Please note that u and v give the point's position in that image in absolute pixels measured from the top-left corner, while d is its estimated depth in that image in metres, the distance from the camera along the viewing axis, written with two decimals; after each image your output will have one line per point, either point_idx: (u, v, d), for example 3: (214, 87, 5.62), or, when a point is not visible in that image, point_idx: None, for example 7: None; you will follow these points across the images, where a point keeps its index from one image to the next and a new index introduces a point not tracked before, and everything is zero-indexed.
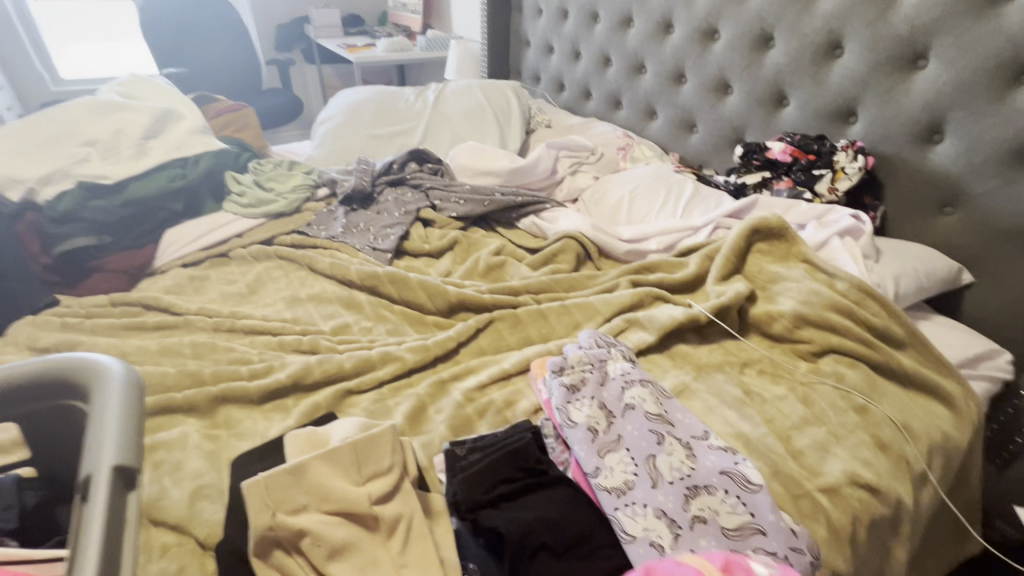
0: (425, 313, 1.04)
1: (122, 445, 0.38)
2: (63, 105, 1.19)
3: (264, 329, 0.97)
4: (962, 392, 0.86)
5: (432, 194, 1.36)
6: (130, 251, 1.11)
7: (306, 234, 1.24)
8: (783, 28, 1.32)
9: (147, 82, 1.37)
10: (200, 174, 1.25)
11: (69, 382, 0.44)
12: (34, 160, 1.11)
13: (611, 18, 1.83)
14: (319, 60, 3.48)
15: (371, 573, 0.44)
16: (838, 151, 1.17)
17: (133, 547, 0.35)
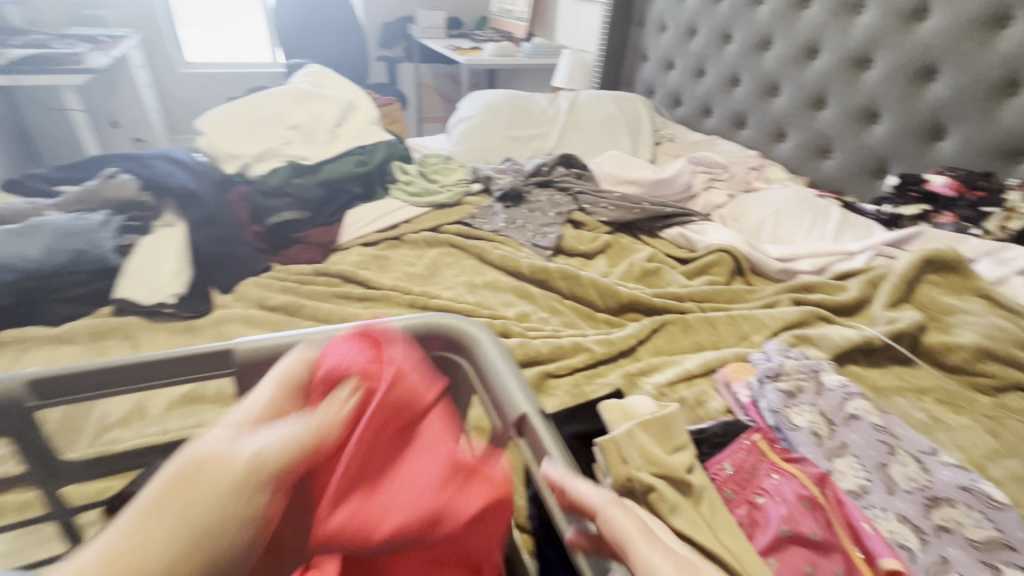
0: (595, 310, 1.10)
1: (529, 394, 0.45)
2: (271, 92, 1.32)
3: (454, 309, 1.05)
4: None
5: (581, 198, 1.42)
6: (324, 226, 1.22)
7: (470, 225, 1.33)
8: (953, 62, 1.32)
9: (330, 74, 1.49)
10: (377, 162, 1.36)
11: (447, 336, 0.51)
12: (249, 139, 1.24)
13: (748, 39, 1.85)
14: (420, 59, 3.62)
15: (699, 530, 0.49)
16: (1011, 191, 1.18)
17: None
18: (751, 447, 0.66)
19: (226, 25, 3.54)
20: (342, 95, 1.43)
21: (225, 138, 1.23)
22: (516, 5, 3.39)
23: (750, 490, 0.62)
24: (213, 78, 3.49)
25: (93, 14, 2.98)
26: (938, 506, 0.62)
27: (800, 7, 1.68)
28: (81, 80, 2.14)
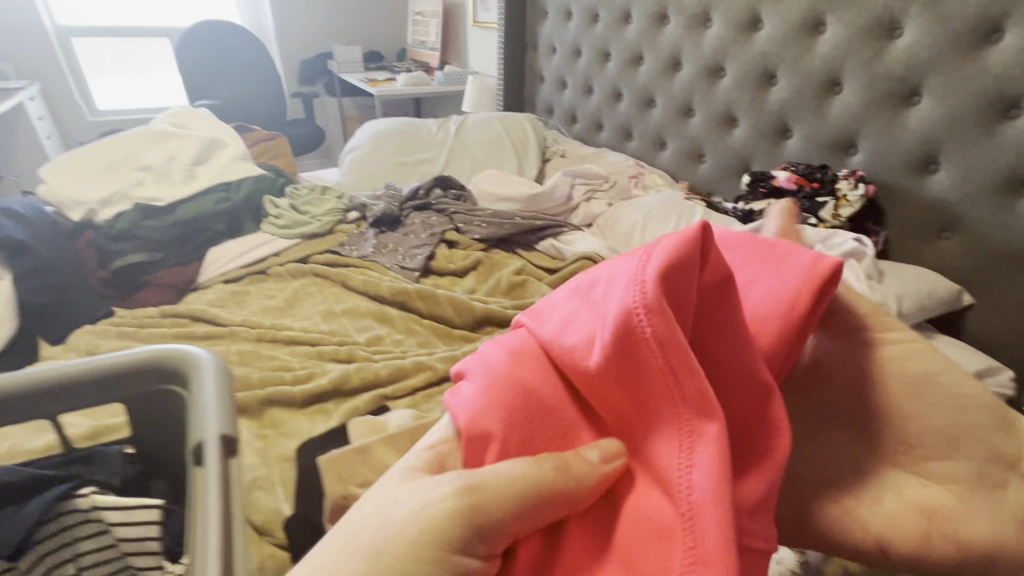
0: (453, 328, 1.10)
1: (222, 420, 0.45)
2: (124, 135, 1.30)
3: (302, 339, 1.03)
4: None
5: (456, 217, 1.44)
6: (178, 266, 1.20)
7: (339, 254, 1.32)
8: (786, 66, 1.42)
9: (196, 114, 1.48)
10: (242, 198, 1.35)
11: (170, 369, 0.50)
12: (96, 184, 1.21)
13: (623, 56, 1.94)
14: (341, 94, 3.64)
15: None
16: (840, 181, 1.26)
17: (241, 505, 0.42)
18: None
19: (138, 72, 3.49)
20: (206, 133, 1.41)
21: (71, 185, 1.20)
22: (428, 36, 3.46)
23: None
24: (125, 125, 3.42)
25: None
26: None
27: (661, 24, 1.78)
28: None
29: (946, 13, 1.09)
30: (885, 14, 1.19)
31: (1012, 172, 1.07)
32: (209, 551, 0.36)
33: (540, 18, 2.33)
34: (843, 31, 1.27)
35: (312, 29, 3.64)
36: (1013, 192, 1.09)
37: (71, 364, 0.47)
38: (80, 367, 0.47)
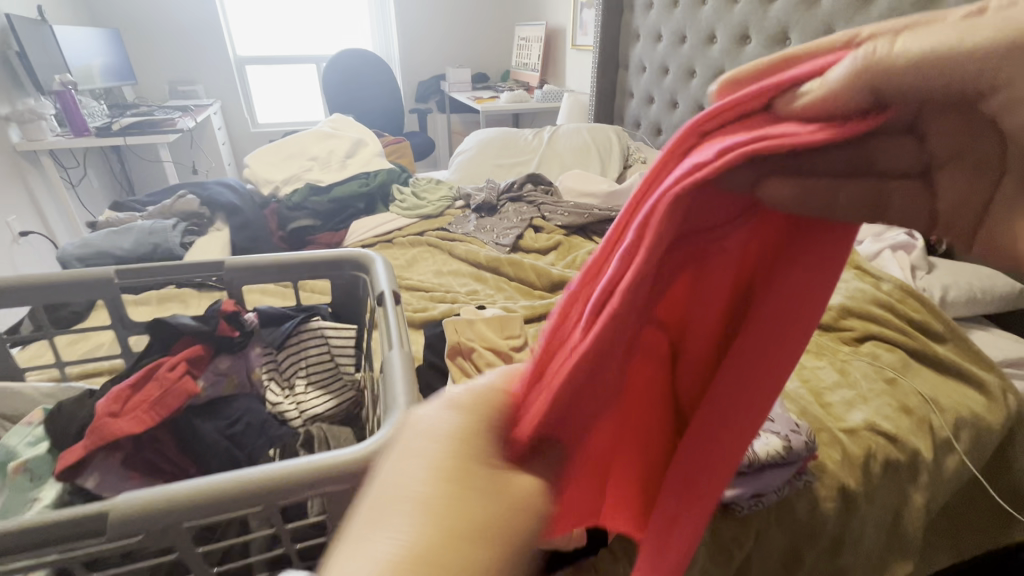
0: (534, 289, 1.36)
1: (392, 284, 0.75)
2: (300, 134, 1.74)
3: (419, 287, 1.35)
4: (998, 384, 1.00)
5: (543, 208, 1.70)
6: (331, 231, 1.58)
7: (447, 231, 1.64)
8: None
9: (347, 120, 1.91)
10: (377, 184, 1.72)
11: (359, 262, 0.82)
12: (281, 169, 1.65)
13: (706, 73, 2.11)
14: (450, 111, 4.12)
15: None
16: None
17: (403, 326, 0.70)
18: None
19: (290, 92, 4.23)
20: (355, 135, 1.83)
21: (265, 169, 1.65)
22: (530, 59, 3.82)
23: None
24: (277, 135, 4.16)
25: (187, 88, 3.74)
26: None
27: (743, 43, 1.93)
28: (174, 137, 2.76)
29: None
30: None
31: None
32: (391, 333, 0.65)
33: (632, 40, 2.56)
34: None
35: (431, 55, 4.18)
36: None
37: (310, 252, 0.80)
38: (313, 255, 0.80)
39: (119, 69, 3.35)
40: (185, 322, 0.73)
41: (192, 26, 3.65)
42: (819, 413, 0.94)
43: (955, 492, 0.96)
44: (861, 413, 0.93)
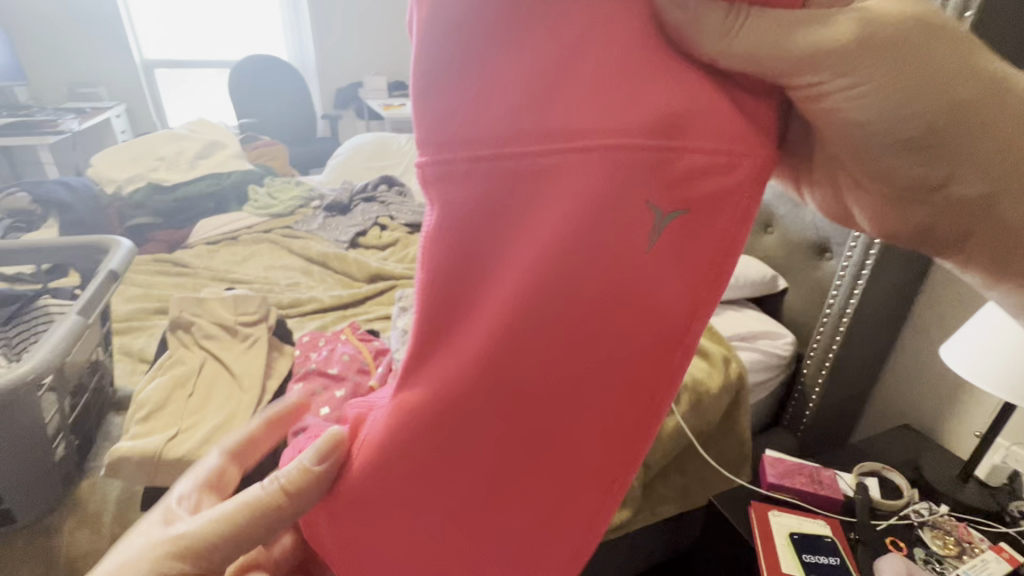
0: (356, 279, 1.45)
1: (120, 265, 0.83)
2: (150, 136, 1.82)
3: (242, 280, 1.40)
4: (718, 353, 1.15)
5: (391, 207, 1.78)
6: (172, 228, 1.62)
7: (294, 228, 1.69)
8: None
9: (208, 123, 1.97)
10: (229, 184, 1.77)
11: (98, 245, 0.89)
12: (128, 169, 1.71)
13: None
14: (368, 117, 4.15)
15: (226, 351, 0.82)
16: None
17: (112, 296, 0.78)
18: (340, 330, 1.00)
19: (204, 100, 4.20)
20: (212, 137, 1.90)
21: (109, 169, 1.70)
22: None
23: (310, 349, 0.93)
24: None
25: (88, 91, 3.68)
26: None
27: None
28: (55, 139, 2.70)
29: None
30: None
31: None
32: (86, 299, 0.72)
33: None
34: None
35: (347, 61, 4.21)
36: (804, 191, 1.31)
37: (49, 240, 0.87)
38: (54, 241, 0.87)
39: None
40: None
41: (92, 29, 3.59)
42: None
43: (675, 450, 1.10)
44: None
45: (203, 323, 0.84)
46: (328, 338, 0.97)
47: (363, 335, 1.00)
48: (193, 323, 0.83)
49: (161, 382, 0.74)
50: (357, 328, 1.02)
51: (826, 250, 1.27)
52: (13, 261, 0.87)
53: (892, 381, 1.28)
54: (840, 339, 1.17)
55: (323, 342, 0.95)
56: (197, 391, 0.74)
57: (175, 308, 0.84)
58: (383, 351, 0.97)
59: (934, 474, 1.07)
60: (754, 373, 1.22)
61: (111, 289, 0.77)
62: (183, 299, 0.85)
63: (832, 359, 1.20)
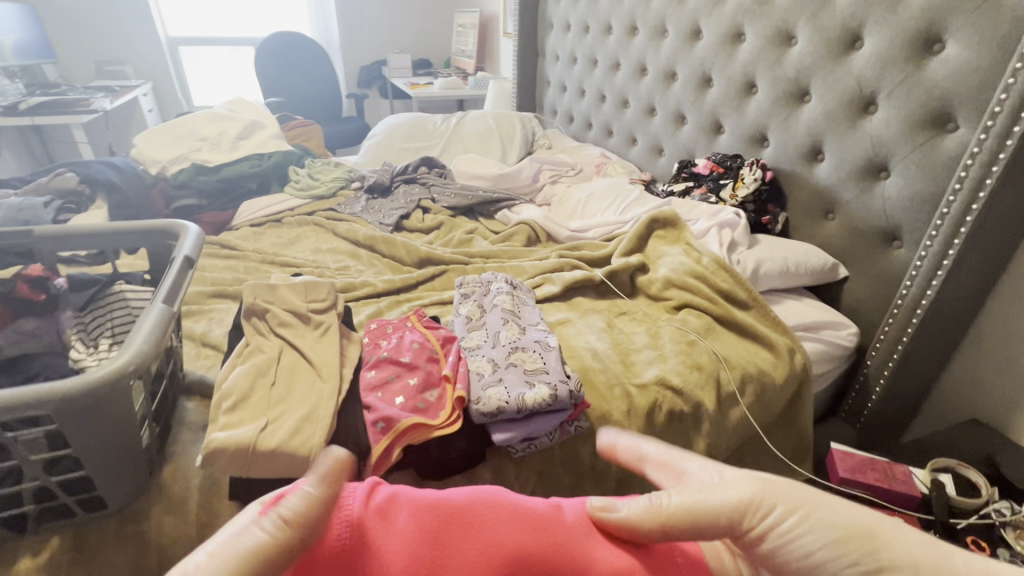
0: (404, 264, 1.43)
1: (194, 250, 0.81)
2: (191, 115, 1.80)
3: (292, 263, 1.39)
4: (785, 343, 1.12)
5: (432, 189, 1.76)
6: (218, 210, 1.61)
7: (336, 210, 1.68)
8: (717, 71, 1.62)
9: (246, 102, 1.95)
10: (271, 165, 1.76)
11: (167, 230, 0.88)
12: (170, 150, 1.69)
13: (606, 62, 2.18)
14: (391, 96, 4.09)
15: (300, 338, 0.81)
16: (744, 168, 1.45)
17: (189, 282, 0.77)
18: (404, 319, 0.99)
19: (227, 77, 4.16)
20: (251, 117, 1.87)
21: (152, 149, 1.68)
22: (467, 45, 3.83)
23: (379, 337, 0.92)
24: None
25: (114, 68, 3.66)
26: (518, 352, 0.92)
27: (632, 34, 2.01)
28: (88, 118, 2.69)
29: (822, 25, 1.28)
30: (782, 26, 1.39)
31: (869, 158, 1.24)
32: (168, 284, 0.71)
33: (547, 28, 2.61)
34: (755, 41, 1.47)
35: (370, 38, 4.13)
36: (873, 176, 1.25)
37: (120, 224, 0.86)
38: (125, 225, 0.86)
39: (34, 47, 3.22)
40: None
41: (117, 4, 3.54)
42: (623, 369, 1.04)
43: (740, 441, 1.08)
44: (653, 368, 1.04)
45: (275, 312, 0.82)
46: (393, 326, 0.95)
47: (428, 323, 0.98)
48: (265, 312, 0.82)
49: (242, 371, 0.73)
50: (420, 315, 1.00)
51: (896, 238, 1.22)
52: (84, 245, 0.86)
53: (959, 374, 1.24)
54: (912, 332, 1.13)
55: (391, 329, 0.94)
56: (279, 380, 0.74)
57: (247, 295, 0.83)
58: (450, 339, 0.95)
59: (1012, 471, 1.03)
60: (818, 364, 1.19)
61: (190, 274, 0.76)
62: (254, 286, 0.84)
63: (901, 352, 1.16)
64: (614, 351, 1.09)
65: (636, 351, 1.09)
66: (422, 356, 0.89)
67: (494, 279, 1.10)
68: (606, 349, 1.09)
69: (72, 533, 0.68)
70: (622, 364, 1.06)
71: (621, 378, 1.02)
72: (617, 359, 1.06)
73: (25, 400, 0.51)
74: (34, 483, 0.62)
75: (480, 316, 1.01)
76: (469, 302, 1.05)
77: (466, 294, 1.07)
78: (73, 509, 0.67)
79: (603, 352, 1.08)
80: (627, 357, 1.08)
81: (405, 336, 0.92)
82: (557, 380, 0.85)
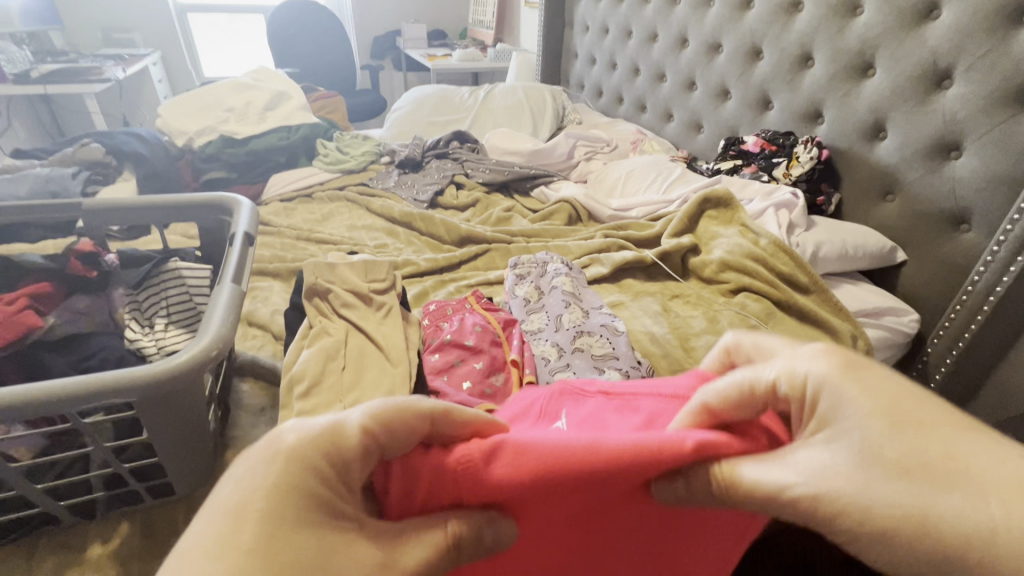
0: (443, 243, 1.39)
1: (251, 226, 0.77)
2: (216, 85, 1.73)
3: (329, 240, 1.34)
4: (849, 330, 1.08)
5: (466, 164, 1.70)
6: (248, 184, 1.56)
7: (368, 185, 1.63)
8: (769, 42, 1.54)
9: (270, 71, 1.87)
10: (299, 138, 1.70)
11: (220, 204, 0.83)
12: (196, 120, 1.63)
13: (641, 33, 2.09)
14: (406, 68, 3.97)
15: (364, 321, 0.78)
16: (798, 146, 1.39)
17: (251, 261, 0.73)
18: (462, 300, 0.95)
19: (236, 46, 4.04)
20: (277, 87, 1.80)
21: (178, 120, 1.62)
22: (486, 15, 3.70)
23: (440, 319, 0.89)
24: None
25: (123, 36, 3.54)
26: (582, 336, 0.88)
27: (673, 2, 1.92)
28: (100, 88, 2.61)
29: None
30: None
31: (940, 137, 1.17)
32: (233, 263, 0.67)
33: None
34: (816, 10, 1.39)
35: (384, 6, 3.99)
36: (943, 156, 1.19)
37: (171, 197, 0.82)
38: (176, 198, 0.82)
39: (41, 12, 3.12)
40: (31, 260, 0.74)
41: None
42: (684, 354, 1.01)
43: None
44: None
45: (337, 293, 0.79)
46: (452, 307, 0.92)
47: (486, 304, 0.95)
48: (326, 292, 0.79)
49: (310, 354, 0.69)
50: (477, 296, 0.97)
51: (964, 221, 1.17)
52: (133, 219, 0.82)
53: None
54: (982, 318, 1.09)
55: (450, 311, 0.91)
56: (349, 364, 0.70)
57: (307, 274, 0.79)
58: (511, 322, 0.92)
59: None
60: (877, 351, 1.15)
61: (251, 252, 0.72)
62: (314, 265, 0.80)
63: (965, 343, 1.13)
64: (672, 336, 1.04)
65: (696, 337, 1.05)
66: (485, 339, 0.85)
67: (549, 259, 1.07)
68: (664, 334, 1.05)
69: (141, 518, 0.66)
70: (683, 350, 1.02)
71: (683, 364, 0.98)
72: (676, 345, 1.02)
73: (104, 387, 0.48)
74: (105, 470, 0.59)
75: (539, 298, 0.98)
76: (526, 283, 1.01)
77: (521, 274, 1.03)
78: (141, 495, 0.64)
79: (662, 336, 1.04)
80: (686, 342, 1.04)
81: (467, 318, 0.88)
82: (628, 366, 0.82)
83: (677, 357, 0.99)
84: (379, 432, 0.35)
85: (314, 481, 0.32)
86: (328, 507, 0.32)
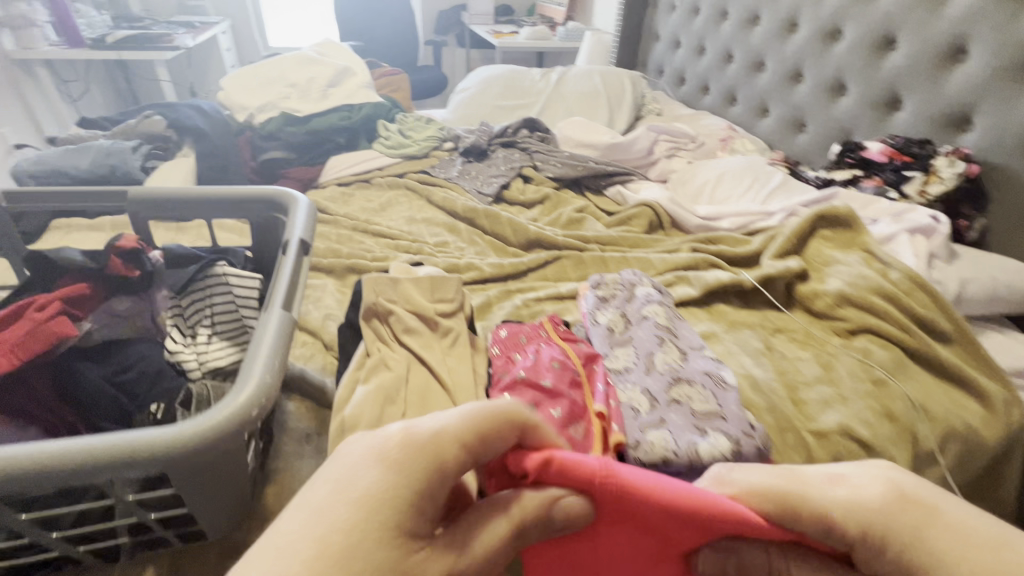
0: (508, 245, 1.26)
1: (306, 232, 0.66)
2: (280, 57, 1.65)
3: (386, 234, 1.24)
4: (1002, 394, 0.87)
5: (535, 156, 1.56)
6: (306, 165, 1.48)
7: (429, 174, 1.51)
8: (908, 30, 1.30)
9: (335, 45, 1.78)
10: (361, 118, 1.60)
11: (274, 200, 0.73)
12: (258, 95, 1.56)
13: (740, 14, 1.85)
14: (470, 45, 3.82)
15: (427, 350, 0.66)
16: (938, 157, 1.17)
17: (304, 275, 0.62)
18: (537, 325, 0.83)
19: (303, 16, 4.00)
20: (341, 62, 1.71)
21: (240, 94, 1.56)
22: None
23: (511, 350, 0.77)
24: None
25: (196, 3, 3.58)
26: (679, 385, 0.73)
27: None
28: (170, 56, 2.62)
29: None
30: None
31: None
32: (283, 281, 0.57)
33: None
34: None
35: None
36: None
37: (221, 190, 0.72)
38: (227, 191, 0.72)
39: None
40: (68, 254, 0.66)
41: None
42: (792, 408, 0.84)
43: None
44: (832, 412, 0.83)
45: (399, 316, 0.67)
46: (525, 334, 0.79)
47: (563, 332, 0.82)
48: (388, 315, 0.68)
49: (366, 394, 0.58)
50: (554, 320, 0.84)
51: None
52: (182, 211, 0.73)
53: None
54: None
55: (523, 339, 0.78)
56: (410, 409, 0.59)
57: (368, 291, 0.68)
58: (592, 356, 0.78)
59: None
60: None
61: (305, 265, 0.62)
62: (376, 280, 0.69)
63: None
64: (777, 383, 0.88)
65: (806, 387, 0.87)
66: (563, 379, 0.72)
67: (636, 280, 0.92)
68: (768, 379, 0.88)
69: (168, 562, 0.58)
70: (791, 402, 0.85)
71: (792, 422, 0.81)
72: (783, 395, 0.86)
73: (121, 458, 0.38)
74: (128, 519, 0.50)
75: (625, 329, 0.83)
76: (609, 308, 0.87)
77: (603, 296, 0.90)
78: (169, 540, 0.56)
79: (765, 382, 0.87)
80: (795, 392, 0.87)
81: (541, 351, 0.75)
82: (739, 432, 0.67)
83: (785, 412, 0.82)
84: (468, 444, 0.38)
85: (406, 511, 0.34)
86: (408, 546, 0.33)
